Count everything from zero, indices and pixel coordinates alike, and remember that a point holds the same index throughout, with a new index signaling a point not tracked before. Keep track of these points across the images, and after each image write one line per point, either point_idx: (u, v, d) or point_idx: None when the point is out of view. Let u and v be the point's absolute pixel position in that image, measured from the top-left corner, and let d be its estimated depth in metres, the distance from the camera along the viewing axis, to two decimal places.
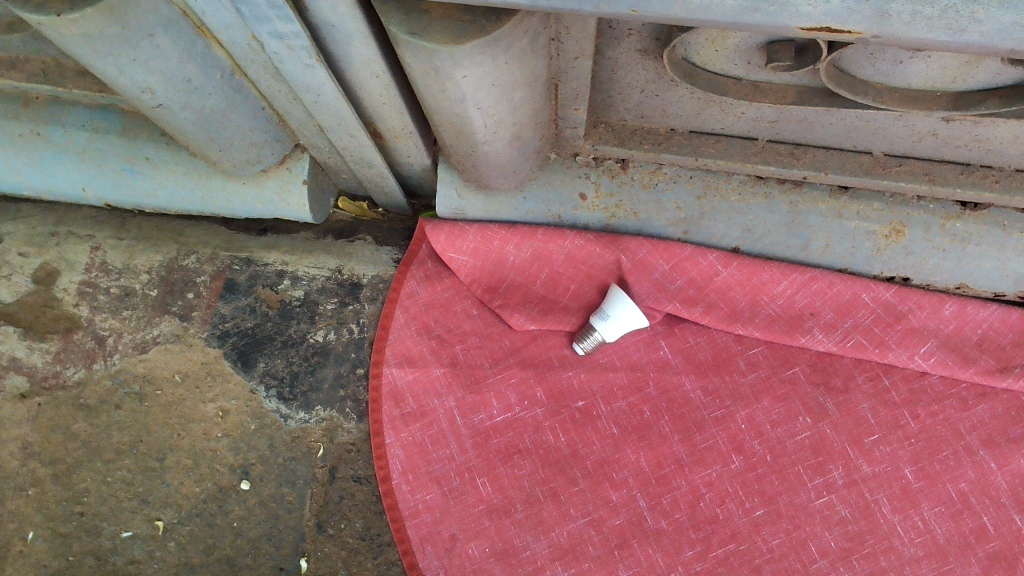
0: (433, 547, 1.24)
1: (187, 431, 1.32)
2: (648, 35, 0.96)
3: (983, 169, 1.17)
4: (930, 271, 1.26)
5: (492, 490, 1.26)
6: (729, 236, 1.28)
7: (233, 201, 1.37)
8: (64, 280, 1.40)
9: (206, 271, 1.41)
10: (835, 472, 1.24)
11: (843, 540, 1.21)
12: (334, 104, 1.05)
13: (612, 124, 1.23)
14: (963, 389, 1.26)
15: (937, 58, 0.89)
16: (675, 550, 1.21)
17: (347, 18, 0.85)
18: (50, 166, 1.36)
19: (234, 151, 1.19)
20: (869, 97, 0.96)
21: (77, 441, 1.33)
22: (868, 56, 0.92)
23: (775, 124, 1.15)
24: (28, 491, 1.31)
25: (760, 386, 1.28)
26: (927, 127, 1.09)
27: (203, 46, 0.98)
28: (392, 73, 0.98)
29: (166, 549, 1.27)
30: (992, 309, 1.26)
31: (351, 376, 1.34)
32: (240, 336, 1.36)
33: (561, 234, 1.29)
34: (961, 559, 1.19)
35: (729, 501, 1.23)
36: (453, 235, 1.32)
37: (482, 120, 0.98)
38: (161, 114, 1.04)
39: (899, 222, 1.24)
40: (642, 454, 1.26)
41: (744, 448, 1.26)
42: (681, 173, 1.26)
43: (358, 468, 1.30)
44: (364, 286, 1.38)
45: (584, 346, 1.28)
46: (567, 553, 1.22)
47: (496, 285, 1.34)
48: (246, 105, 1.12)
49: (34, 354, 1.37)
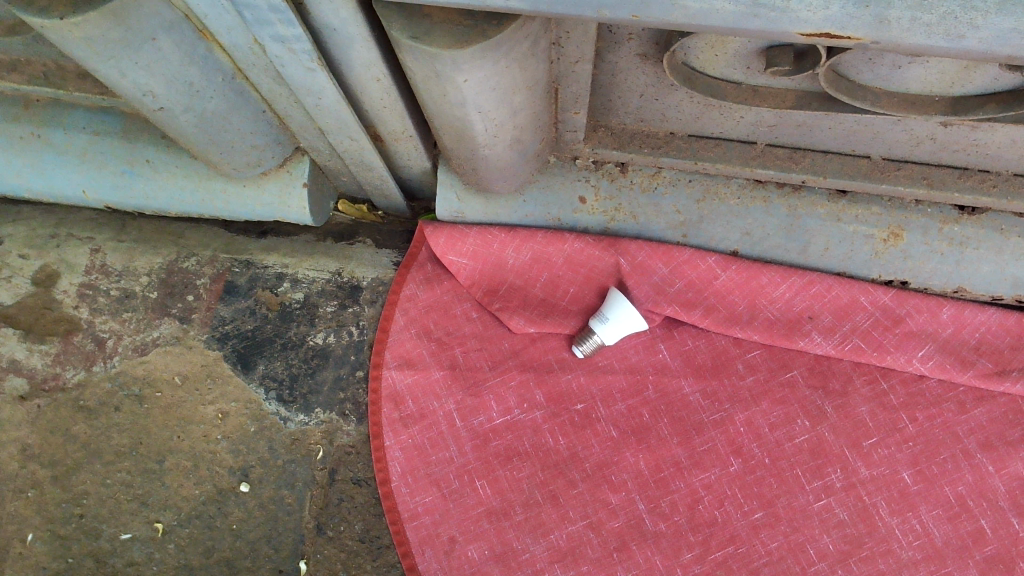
0: (433, 550, 1.24)
1: (187, 433, 1.32)
2: (647, 39, 0.96)
3: (980, 173, 1.18)
4: (928, 274, 1.27)
5: (491, 493, 1.26)
6: (728, 239, 1.29)
7: (233, 204, 1.37)
8: (64, 282, 1.40)
9: (206, 273, 1.41)
10: (833, 475, 1.24)
11: (841, 543, 1.21)
12: (335, 107, 1.05)
13: (611, 127, 1.23)
14: (961, 393, 1.27)
15: (936, 63, 0.90)
16: (673, 552, 1.22)
17: (348, 21, 0.85)
18: (51, 168, 1.36)
19: (235, 155, 1.19)
20: (868, 101, 0.96)
21: (76, 443, 1.33)
22: (866, 61, 0.92)
23: (773, 127, 1.15)
24: (27, 493, 1.31)
25: (759, 389, 1.29)
26: (925, 131, 1.09)
27: (205, 49, 0.98)
28: (393, 76, 0.99)
29: (165, 552, 1.27)
30: (989, 312, 1.26)
31: (351, 379, 1.34)
32: (240, 338, 1.37)
33: (561, 237, 1.29)
34: (959, 562, 1.20)
35: (728, 503, 1.24)
36: (452, 237, 1.32)
37: (482, 123, 0.98)
38: (163, 117, 1.05)
39: (897, 226, 1.24)
40: (641, 457, 1.26)
41: (743, 450, 1.26)
42: (680, 177, 1.27)
43: (357, 470, 1.30)
44: (364, 288, 1.39)
45: (583, 348, 1.28)
46: (567, 556, 1.22)
47: (496, 288, 1.34)
48: (247, 108, 1.12)
49: (33, 356, 1.37)
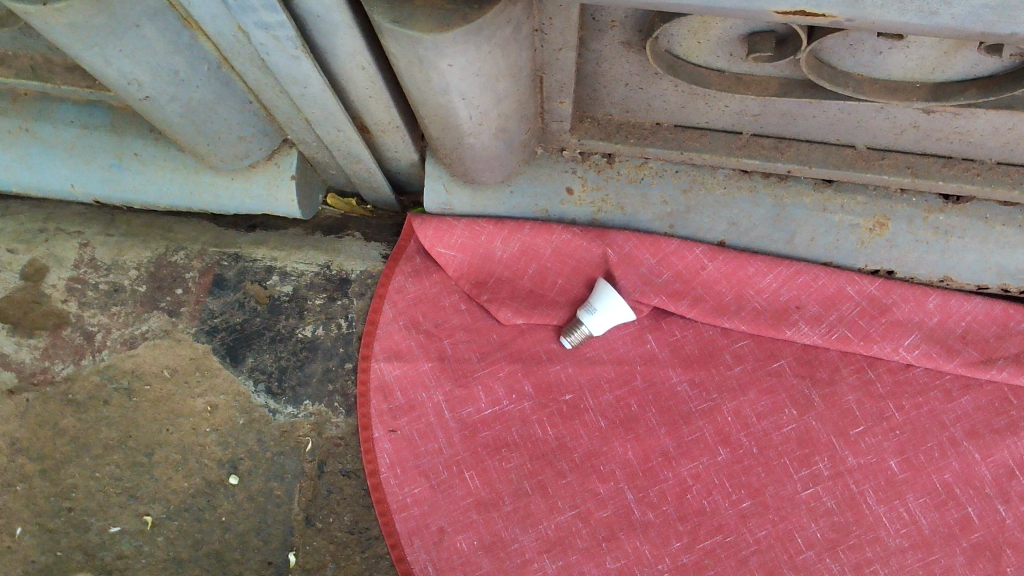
0: (421, 541, 1.24)
1: (177, 425, 1.32)
2: (631, 26, 0.97)
3: (964, 162, 1.18)
4: (914, 264, 1.28)
5: (480, 483, 1.26)
6: (715, 229, 1.29)
7: (222, 196, 1.37)
8: (53, 277, 1.40)
9: (195, 266, 1.41)
10: (821, 464, 1.25)
11: (829, 532, 1.21)
12: (321, 96, 1.06)
13: (597, 118, 1.24)
14: (948, 381, 1.27)
15: (916, 48, 0.91)
16: (662, 542, 1.22)
17: (332, 8, 0.85)
18: (40, 162, 1.37)
19: (222, 146, 1.20)
20: (850, 88, 0.97)
21: (65, 437, 1.33)
22: (848, 47, 0.93)
23: (758, 117, 1.16)
24: (16, 487, 1.31)
25: (746, 378, 1.29)
26: (909, 120, 1.10)
27: (190, 38, 0.99)
28: (378, 65, 0.99)
29: (154, 544, 1.27)
30: (975, 302, 1.27)
31: (339, 371, 1.34)
32: (229, 331, 1.37)
33: (548, 228, 1.29)
34: (946, 550, 1.20)
35: (715, 493, 1.24)
36: (441, 229, 1.32)
37: (467, 111, 0.99)
38: (149, 107, 1.05)
39: (882, 215, 1.25)
40: (629, 447, 1.27)
41: (731, 440, 1.26)
42: (666, 167, 1.27)
43: (347, 462, 1.30)
44: (353, 281, 1.39)
45: (571, 339, 1.28)
46: (555, 546, 1.23)
47: (484, 280, 1.34)
48: (233, 99, 1.12)
49: (22, 350, 1.37)
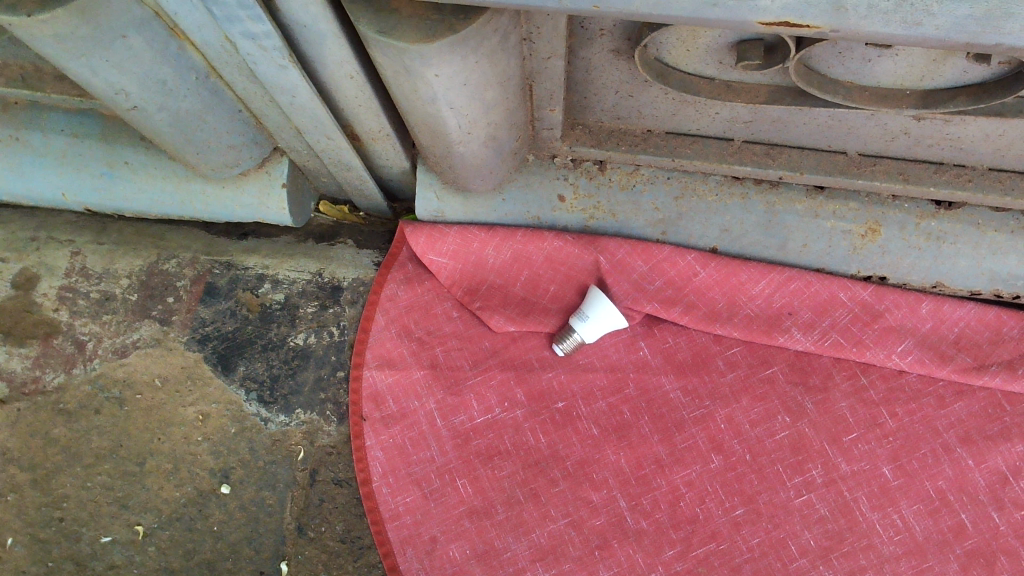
0: (414, 550, 1.24)
1: (168, 435, 1.31)
2: (619, 34, 0.97)
3: (957, 167, 1.18)
4: (906, 270, 1.27)
5: (472, 492, 1.26)
6: (707, 236, 1.29)
7: (213, 204, 1.37)
8: (44, 285, 1.40)
9: (186, 275, 1.40)
10: (814, 471, 1.24)
11: (822, 539, 1.21)
12: (310, 105, 1.05)
13: (589, 125, 1.23)
14: (941, 388, 1.27)
15: (905, 56, 0.90)
16: (655, 549, 1.22)
17: (318, 18, 0.85)
18: (31, 171, 1.36)
19: (212, 154, 1.19)
20: (839, 96, 0.97)
21: (56, 446, 1.32)
22: (837, 55, 0.92)
23: (748, 124, 1.16)
24: (7, 497, 1.31)
25: (739, 385, 1.29)
26: (899, 126, 1.10)
27: (177, 48, 0.98)
28: (367, 74, 0.99)
29: (146, 554, 1.27)
30: (968, 308, 1.26)
31: (331, 379, 1.34)
32: (221, 339, 1.36)
33: (540, 236, 1.29)
34: (940, 557, 1.19)
35: (709, 500, 1.24)
36: (432, 237, 1.32)
37: (455, 119, 0.98)
38: (137, 116, 1.05)
39: (874, 221, 1.25)
40: (621, 455, 1.26)
41: (724, 447, 1.26)
42: (658, 174, 1.27)
43: (339, 471, 1.30)
44: (344, 289, 1.38)
45: (563, 346, 1.28)
46: (548, 554, 1.22)
47: (476, 287, 1.34)
48: (223, 108, 1.12)
49: (13, 359, 1.36)
